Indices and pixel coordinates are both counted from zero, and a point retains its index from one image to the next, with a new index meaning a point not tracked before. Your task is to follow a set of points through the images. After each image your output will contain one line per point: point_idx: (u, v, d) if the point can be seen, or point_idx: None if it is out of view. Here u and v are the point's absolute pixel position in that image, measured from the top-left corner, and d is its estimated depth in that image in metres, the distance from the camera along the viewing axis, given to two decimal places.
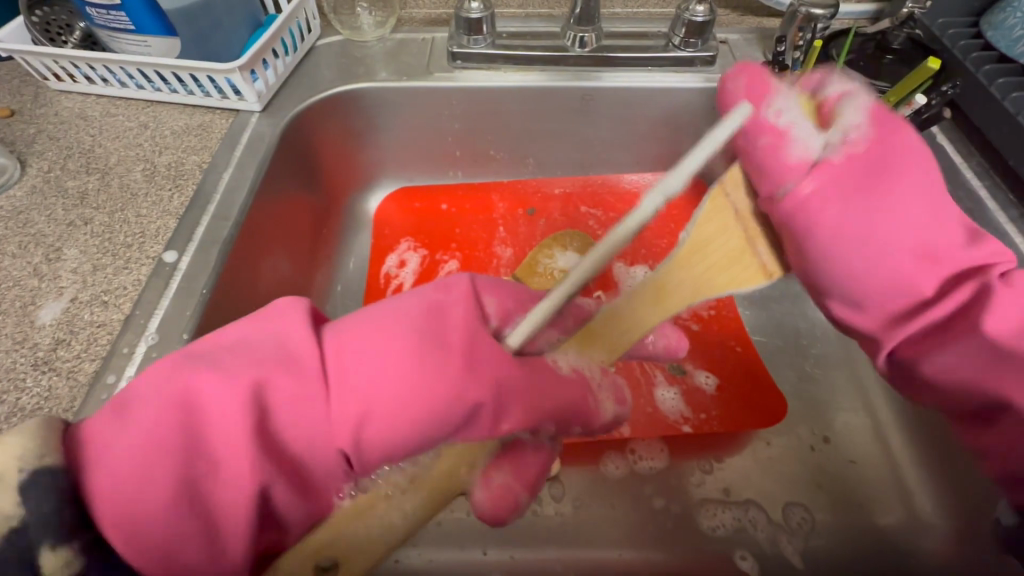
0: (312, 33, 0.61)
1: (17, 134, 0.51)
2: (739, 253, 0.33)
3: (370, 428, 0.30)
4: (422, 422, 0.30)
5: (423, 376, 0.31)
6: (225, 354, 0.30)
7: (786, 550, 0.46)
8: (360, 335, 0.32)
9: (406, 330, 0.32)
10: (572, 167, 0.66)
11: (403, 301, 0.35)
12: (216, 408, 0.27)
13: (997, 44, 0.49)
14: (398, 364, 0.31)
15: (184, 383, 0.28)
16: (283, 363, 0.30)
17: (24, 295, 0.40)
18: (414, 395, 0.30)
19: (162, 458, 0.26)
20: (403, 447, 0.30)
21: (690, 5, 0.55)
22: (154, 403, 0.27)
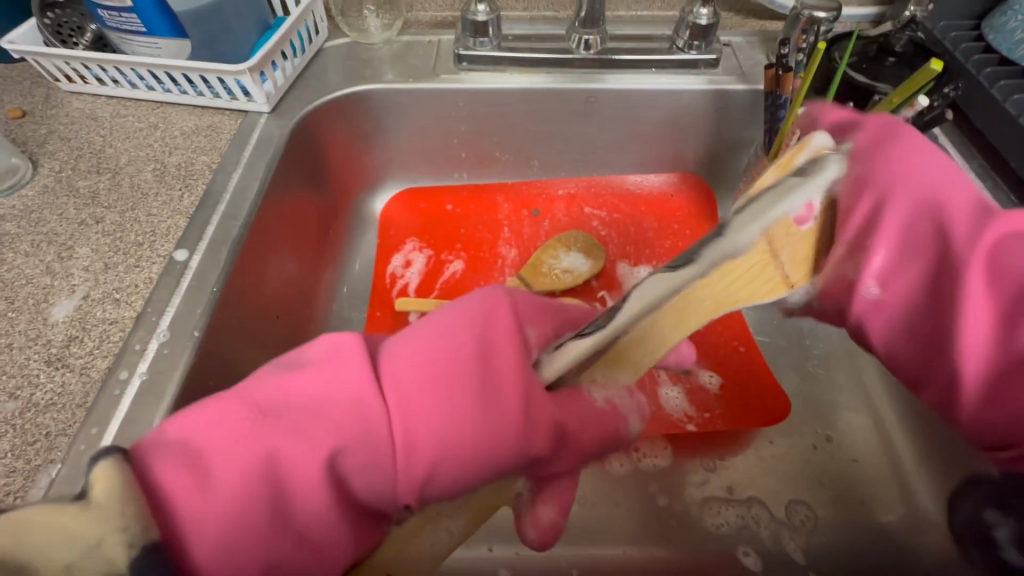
0: (319, 35, 0.61)
1: (28, 134, 0.52)
2: (759, 266, 0.32)
3: (446, 479, 0.29)
4: (496, 471, 0.30)
5: (501, 429, 0.29)
6: (294, 402, 0.28)
7: (788, 547, 0.46)
8: (434, 377, 0.29)
9: (478, 373, 0.30)
10: (576, 169, 0.66)
11: (463, 339, 0.31)
12: (303, 481, 0.26)
13: (998, 47, 0.50)
14: (476, 415, 0.29)
15: (261, 452, 0.26)
16: (360, 426, 0.27)
17: (37, 292, 0.41)
18: (491, 448, 0.29)
19: (248, 522, 0.25)
20: (474, 490, 0.31)
21: (693, 8, 0.55)
22: (231, 476, 0.25)
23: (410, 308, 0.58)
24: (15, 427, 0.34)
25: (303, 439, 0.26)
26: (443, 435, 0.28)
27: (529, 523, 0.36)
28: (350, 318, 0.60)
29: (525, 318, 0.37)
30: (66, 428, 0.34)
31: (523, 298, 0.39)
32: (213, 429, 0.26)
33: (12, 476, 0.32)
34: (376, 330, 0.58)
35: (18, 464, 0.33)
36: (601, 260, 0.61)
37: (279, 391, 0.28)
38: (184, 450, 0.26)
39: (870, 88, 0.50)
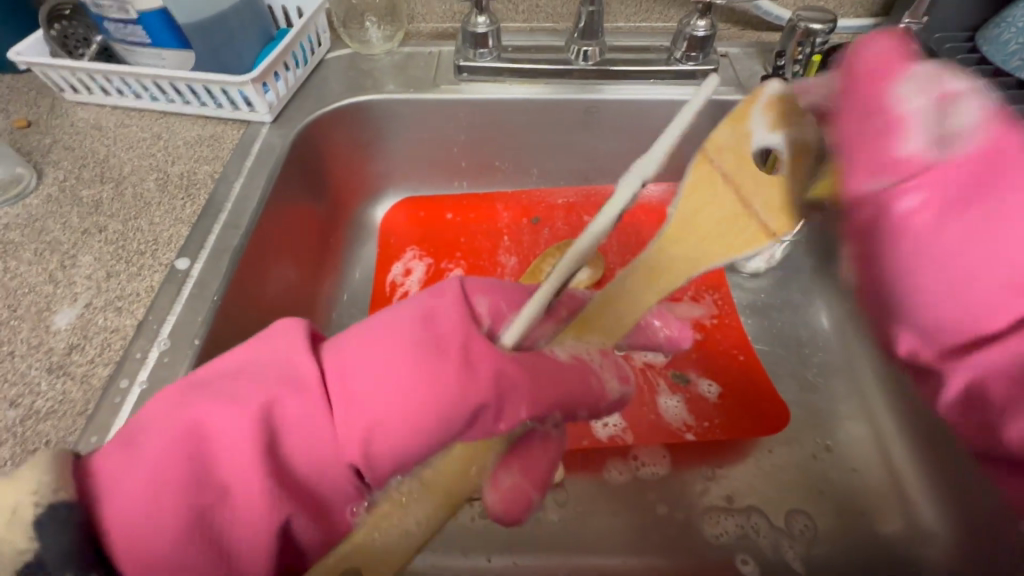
0: (322, 46, 0.62)
1: (33, 143, 0.53)
2: (733, 217, 0.35)
3: (376, 440, 0.29)
4: (425, 431, 0.30)
5: (423, 383, 0.30)
6: (231, 379, 0.30)
7: (787, 556, 0.46)
8: (358, 346, 0.32)
9: (407, 335, 0.32)
10: (575, 178, 0.67)
11: (400, 308, 0.34)
12: (225, 439, 0.27)
13: (993, 58, 0.50)
14: (396, 372, 0.30)
15: (188, 416, 0.28)
16: (288, 385, 0.30)
17: (39, 300, 0.41)
18: (414, 403, 0.30)
19: (173, 488, 0.26)
20: (416, 455, 0.30)
21: (691, 20, 0.56)
22: (159, 436, 0.27)
23: None
24: (16, 435, 0.34)
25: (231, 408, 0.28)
26: (366, 393, 0.30)
27: (493, 492, 0.33)
28: (350, 325, 0.60)
29: (470, 286, 0.37)
30: (67, 436, 0.34)
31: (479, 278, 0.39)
32: (153, 412, 0.29)
33: None
34: None
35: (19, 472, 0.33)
36: (602, 267, 0.61)
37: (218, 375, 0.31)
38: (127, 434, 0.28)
39: None
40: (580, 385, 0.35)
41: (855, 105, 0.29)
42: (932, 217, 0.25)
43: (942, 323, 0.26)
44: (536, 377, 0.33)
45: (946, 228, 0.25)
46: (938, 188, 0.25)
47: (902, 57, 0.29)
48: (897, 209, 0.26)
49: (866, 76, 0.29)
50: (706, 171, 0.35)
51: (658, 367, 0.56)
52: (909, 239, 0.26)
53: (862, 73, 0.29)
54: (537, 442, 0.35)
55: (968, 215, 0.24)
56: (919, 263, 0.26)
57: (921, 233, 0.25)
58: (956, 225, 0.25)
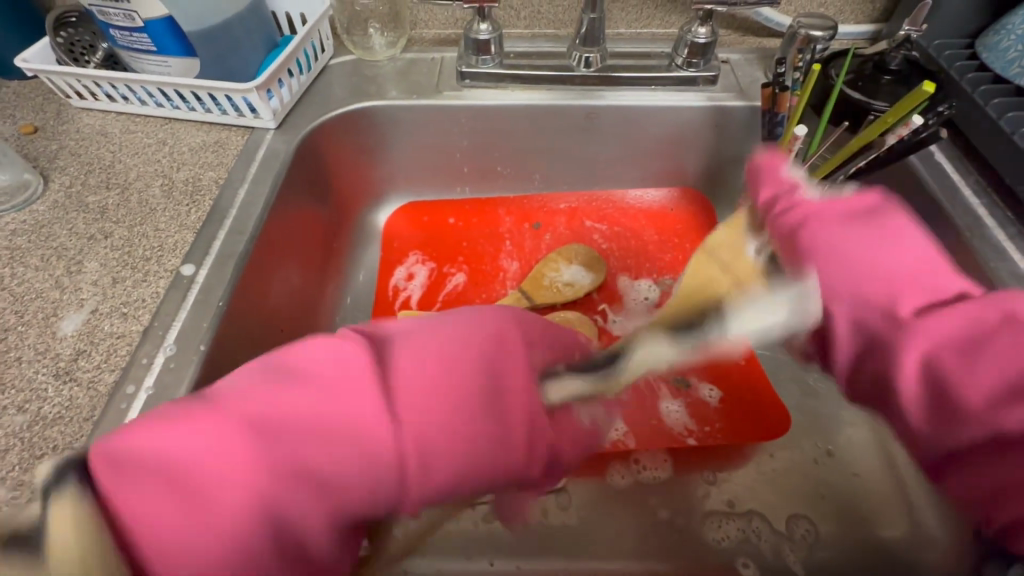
0: (325, 53, 0.62)
1: (40, 149, 0.53)
2: (710, 280, 0.41)
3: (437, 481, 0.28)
4: (485, 476, 0.29)
5: (491, 429, 0.29)
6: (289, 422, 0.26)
7: (788, 560, 0.47)
8: (417, 377, 0.29)
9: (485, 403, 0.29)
10: (577, 183, 0.67)
11: (473, 356, 0.30)
12: (288, 496, 0.26)
13: (993, 65, 0.50)
14: (462, 416, 0.29)
15: (244, 468, 0.25)
16: (358, 448, 0.27)
17: (46, 306, 0.41)
18: (481, 450, 0.29)
19: (230, 551, 0.24)
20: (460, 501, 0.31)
21: (692, 26, 0.56)
22: (212, 490, 0.25)
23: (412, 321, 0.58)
24: (23, 440, 0.35)
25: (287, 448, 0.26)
26: (428, 434, 0.28)
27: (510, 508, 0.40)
28: None
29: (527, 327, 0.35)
30: (74, 441, 0.35)
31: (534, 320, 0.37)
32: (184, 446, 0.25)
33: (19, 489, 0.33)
34: None
35: (26, 478, 0.33)
36: (603, 273, 0.61)
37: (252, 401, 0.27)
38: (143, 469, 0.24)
39: (867, 105, 0.50)
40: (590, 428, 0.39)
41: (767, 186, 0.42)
42: (826, 226, 0.36)
43: (866, 294, 0.33)
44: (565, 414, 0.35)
45: (841, 230, 0.36)
46: (821, 216, 0.37)
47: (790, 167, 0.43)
48: (801, 220, 0.38)
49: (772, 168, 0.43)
50: (698, 257, 0.44)
51: (659, 371, 0.56)
52: (814, 235, 0.36)
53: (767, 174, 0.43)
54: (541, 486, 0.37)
55: (860, 226, 0.35)
56: (828, 253, 0.35)
57: (823, 234, 0.36)
58: (842, 228, 0.36)
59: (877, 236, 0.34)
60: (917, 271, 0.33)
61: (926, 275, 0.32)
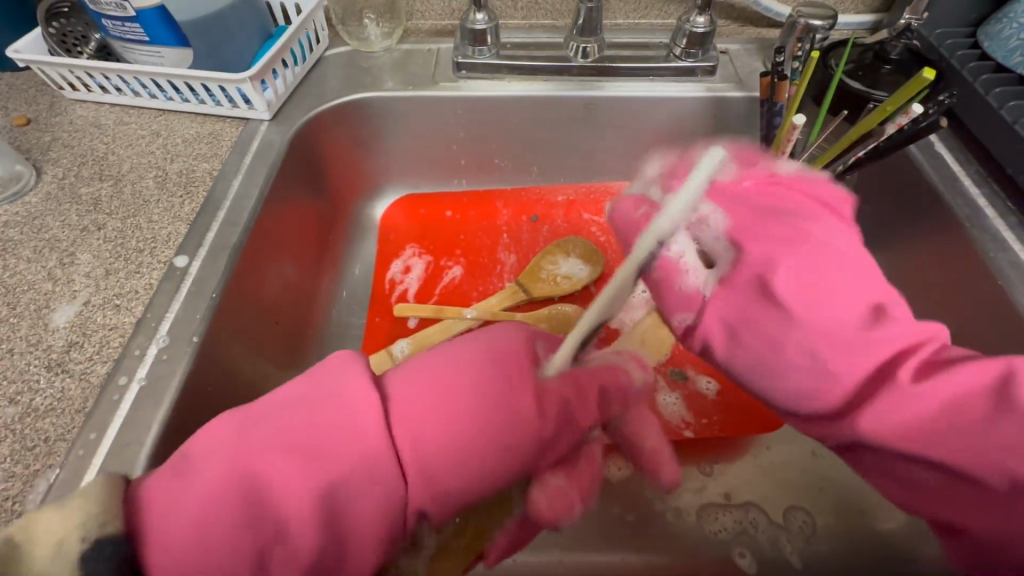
0: (320, 44, 0.62)
1: (33, 141, 0.53)
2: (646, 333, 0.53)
3: (437, 467, 0.29)
4: (490, 454, 0.30)
5: (481, 417, 0.30)
6: (291, 413, 0.29)
7: (785, 550, 0.46)
8: (416, 373, 0.32)
9: (470, 387, 0.31)
10: (575, 175, 0.67)
11: (447, 358, 0.33)
12: (280, 468, 0.27)
13: (995, 54, 0.50)
14: (455, 398, 0.31)
15: (250, 455, 0.27)
16: (345, 422, 0.28)
17: (38, 298, 0.41)
18: (472, 438, 0.30)
19: (228, 509, 0.25)
20: (475, 480, 0.30)
21: (691, 16, 0.56)
22: (219, 460, 0.27)
23: (408, 314, 0.58)
24: (14, 432, 0.34)
25: (291, 437, 0.28)
26: (419, 416, 0.30)
27: (539, 491, 0.34)
28: (348, 323, 0.60)
29: (533, 334, 0.37)
30: (66, 433, 0.34)
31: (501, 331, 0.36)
32: (211, 437, 0.28)
33: (10, 481, 0.32)
34: (376, 335, 0.58)
35: (17, 469, 0.33)
36: (600, 265, 0.61)
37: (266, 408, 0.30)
38: (178, 462, 0.27)
39: (866, 95, 0.50)
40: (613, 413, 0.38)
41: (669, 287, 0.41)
42: (746, 310, 0.36)
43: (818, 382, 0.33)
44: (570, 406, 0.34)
45: (760, 309, 0.36)
46: (733, 296, 0.37)
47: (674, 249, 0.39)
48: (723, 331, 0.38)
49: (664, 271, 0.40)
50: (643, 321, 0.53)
51: (657, 363, 0.55)
52: (747, 345, 0.36)
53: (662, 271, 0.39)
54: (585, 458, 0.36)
55: (774, 317, 0.35)
56: (761, 340, 0.35)
57: (749, 326, 0.36)
58: (758, 306, 0.36)
59: (797, 263, 0.35)
60: (837, 342, 0.32)
61: (843, 342, 0.32)
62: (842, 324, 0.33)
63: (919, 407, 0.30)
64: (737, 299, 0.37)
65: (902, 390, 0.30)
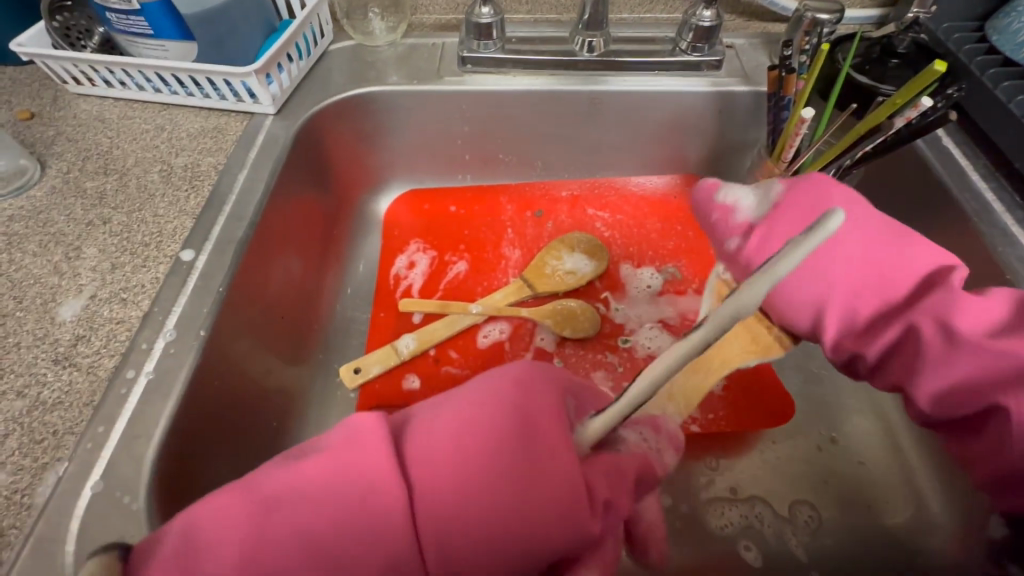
0: (324, 38, 0.62)
1: (37, 135, 0.53)
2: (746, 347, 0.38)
3: (454, 550, 0.25)
4: (523, 535, 0.26)
5: (513, 490, 0.26)
6: (299, 494, 0.26)
7: (791, 544, 0.47)
8: (435, 428, 0.28)
9: (498, 455, 0.27)
10: (580, 170, 0.67)
11: (473, 415, 0.29)
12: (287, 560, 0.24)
13: (1002, 48, 0.50)
14: (483, 468, 0.26)
15: (252, 543, 0.24)
16: (355, 502, 0.25)
17: (44, 292, 0.41)
18: (502, 514, 0.26)
19: None
20: (508, 564, 0.26)
21: (697, 10, 0.55)
22: (223, 549, 0.24)
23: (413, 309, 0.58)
24: (21, 426, 0.34)
25: (300, 516, 0.25)
26: (434, 484, 0.26)
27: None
28: (353, 318, 0.60)
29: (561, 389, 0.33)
30: (74, 426, 0.34)
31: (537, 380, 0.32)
32: (213, 518, 0.25)
33: (19, 474, 0.32)
34: (380, 330, 0.58)
35: (26, 462, 0.33)
36: (604, 260, 0.61)
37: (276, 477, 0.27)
38: (180, 540, 0.25)
39: (875, 88, 0.50)
40: (642, 486, 0.31)
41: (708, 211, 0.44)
42: (777, 224, 0.39)
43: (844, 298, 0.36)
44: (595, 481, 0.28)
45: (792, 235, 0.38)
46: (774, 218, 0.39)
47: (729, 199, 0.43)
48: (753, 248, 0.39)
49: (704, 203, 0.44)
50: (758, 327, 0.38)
51: None
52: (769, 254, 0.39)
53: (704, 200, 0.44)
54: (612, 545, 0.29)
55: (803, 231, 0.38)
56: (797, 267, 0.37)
57: (777, 242, 0.38)
58: (793, 221, 0.38)
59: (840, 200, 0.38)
60: (868, 260, 0.36)
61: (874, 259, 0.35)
62: (874, 249, 0.36)
63: (980, 306, 0.32)
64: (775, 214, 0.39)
65: (941, 296, 0.33)
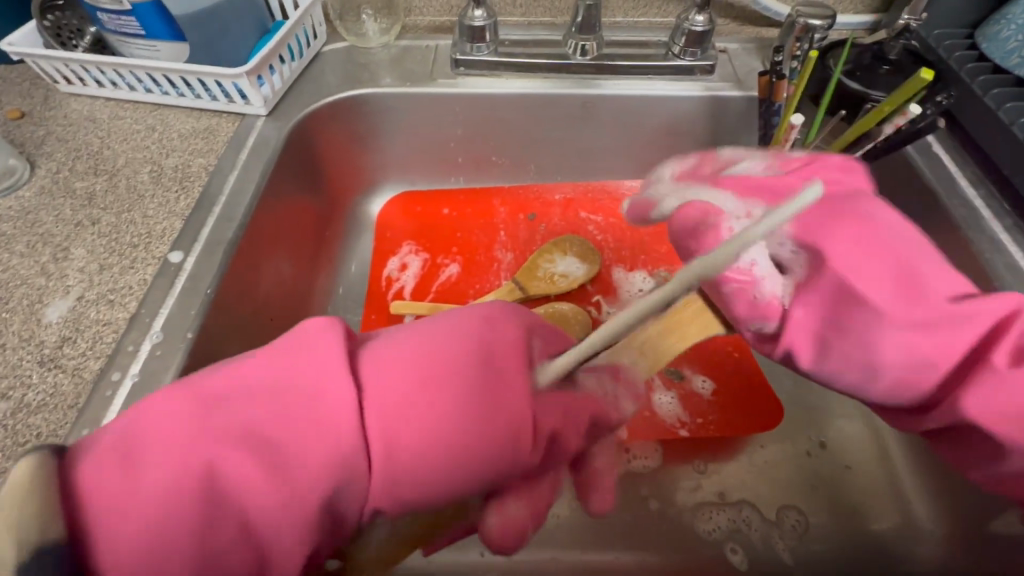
0: (317, 39, 0.62)
1: (26, 135, 0.52)
2: None
3: (400, 457, 0.25)
4: (474, 447, 0.26)
5: (466, 400, 0.26)
6: (248, 393, 0.26)
7: (778, 548, 0.47)
8: (391, 348, 0.28)
9: (452, 370, 0.27)
10: (571, 174, 0.67)
11: (434, 334, 0.29)
12: (230, 457, 0.24)
13: (992, 55, 0.50)
14: (437, 380, 0.27)
15: (196, 438, 0.24)
16: (306, 403, 0.25)
17: (30, 293, 0.41)
18: (451, 424, 0.26)
19: (168, 496, 0.23)
20: (453, 474, 0.26)
21: (689, 15, 0.56)
22: (164, 444, 0.24)
23: (405, 311, 0.58)
24: (5, 427, 0.34)
25: (246, 415, 0.25)
26: (383, 394, 0.26)
27: (496, 512, 0.30)
28: (345, 320, 0.60)
29: (530, 326, 0.32)
30: (59, 428, 0.34)
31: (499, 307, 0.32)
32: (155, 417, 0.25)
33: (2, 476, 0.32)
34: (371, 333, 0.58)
35: (9, 465, 0.33)
36: (597, 264, 0.61)
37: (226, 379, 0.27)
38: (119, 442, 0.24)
39: (864, 94, 0.50)
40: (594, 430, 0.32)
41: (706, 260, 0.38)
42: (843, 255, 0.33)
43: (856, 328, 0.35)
44: (546, 417, 0.28)
45: (855, 314, 0.32)
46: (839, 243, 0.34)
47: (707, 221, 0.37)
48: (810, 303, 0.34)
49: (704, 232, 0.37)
50: None
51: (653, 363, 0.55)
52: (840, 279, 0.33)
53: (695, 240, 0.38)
54: (550, 477, 0.31)
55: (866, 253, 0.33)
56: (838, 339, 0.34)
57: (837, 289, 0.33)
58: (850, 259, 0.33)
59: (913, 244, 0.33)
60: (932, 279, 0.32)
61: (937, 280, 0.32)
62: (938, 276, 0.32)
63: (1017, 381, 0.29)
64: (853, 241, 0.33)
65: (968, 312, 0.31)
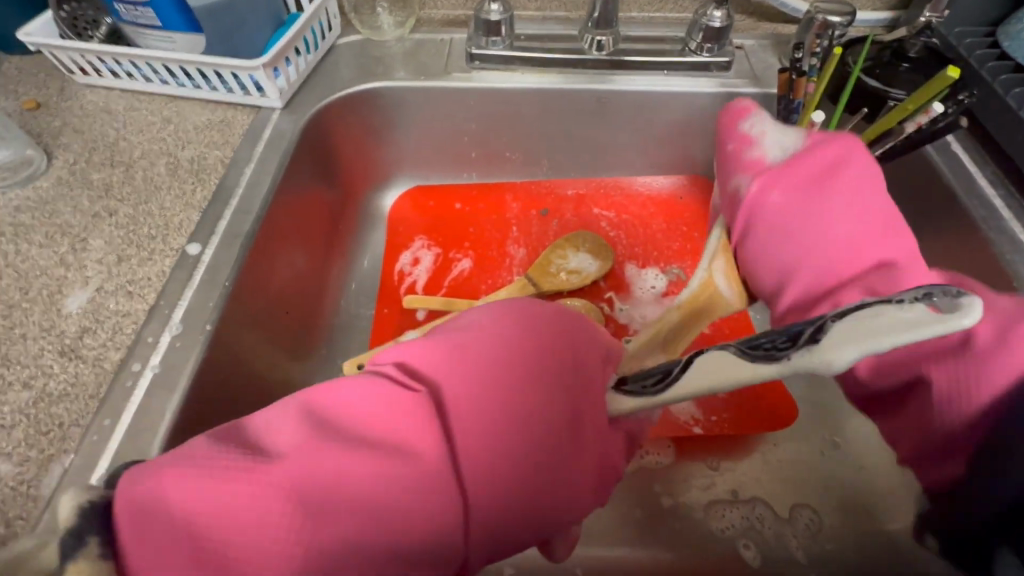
0: (332, 32, 0.61)
1: (42, 126, 0.52)
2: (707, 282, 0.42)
3: (479, 498, 0.26)
4: (540, 476, 0.27)
5: (527, 434, 0.27)
6: (311, 453, 0.25)
7: (791, 546, 0.47)
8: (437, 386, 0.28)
9: (508, 402, 0.28)
10: (584, 169, 0.66)
11: (476, 364, 0.29)
12: (316, 517, 0.24)
13: (1014, 53, 0.49)
14: (494, 415, 0.27)
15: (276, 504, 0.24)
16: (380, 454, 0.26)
17: (50, 283, 0.41)
18: (518, 456, 0.27)
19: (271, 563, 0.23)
20: (529, 506, 0.27)
21: (707, 10, 0.55)
22: (243, 517, 0.23)
23: (419, 306, 0.58)
24: (27, 416, 0.34)
25: (319, 475, 0.25)
26: (464, 451, 0.26)
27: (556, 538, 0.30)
28: (357, 315, 0.60)
29: (560, 333, 0.31)
30: (81, 418, 0.34)
31: (529, 319, 0.31)
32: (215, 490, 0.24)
33: (25, 465, 0.32)
34: (384, 327, 0.58)
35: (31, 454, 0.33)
36: (610, 260, 0.61)
37: (274, 443, 0.26)
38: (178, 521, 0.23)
39: (884, 93, 0.49)
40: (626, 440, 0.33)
41: (727, 133, 0.44)
42: (830, 171, 0.37)
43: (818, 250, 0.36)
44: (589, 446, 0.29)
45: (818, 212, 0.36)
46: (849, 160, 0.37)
47: (747, 109, 0.44)
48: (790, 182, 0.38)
49: (736, 115, 0.44)
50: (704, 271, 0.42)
51: None
52: (827, 193, 0.37)
53: (733, 111, 0.44)
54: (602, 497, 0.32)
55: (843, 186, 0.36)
56: (788, 223, 0.37)
57: (819, 189, 0.37)
58: (838, 174, 0.37)
59: (878, 202, 0.36)
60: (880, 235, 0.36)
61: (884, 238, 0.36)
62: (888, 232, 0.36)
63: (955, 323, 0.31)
64: (853, 166, 0.37)
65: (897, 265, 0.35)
